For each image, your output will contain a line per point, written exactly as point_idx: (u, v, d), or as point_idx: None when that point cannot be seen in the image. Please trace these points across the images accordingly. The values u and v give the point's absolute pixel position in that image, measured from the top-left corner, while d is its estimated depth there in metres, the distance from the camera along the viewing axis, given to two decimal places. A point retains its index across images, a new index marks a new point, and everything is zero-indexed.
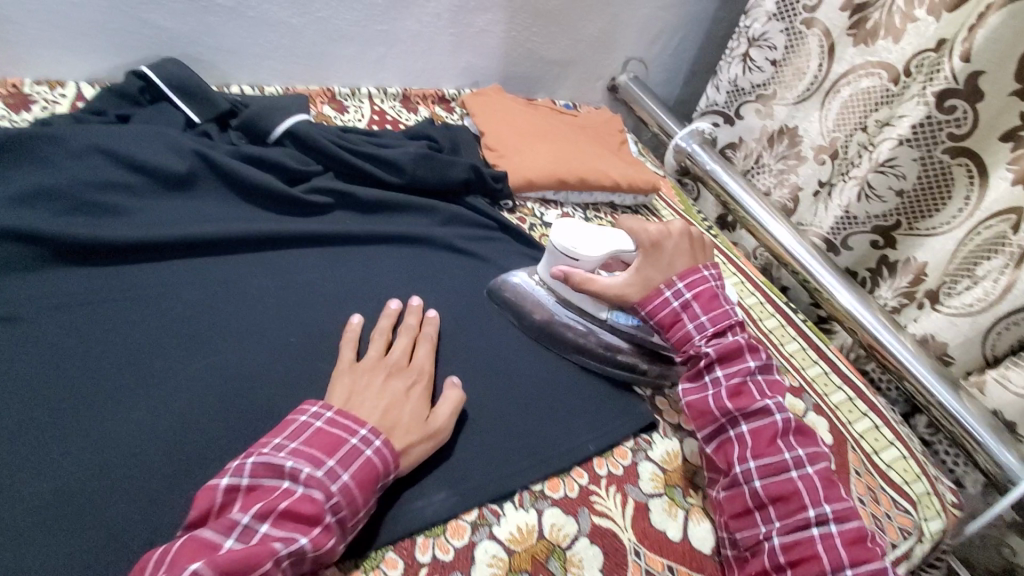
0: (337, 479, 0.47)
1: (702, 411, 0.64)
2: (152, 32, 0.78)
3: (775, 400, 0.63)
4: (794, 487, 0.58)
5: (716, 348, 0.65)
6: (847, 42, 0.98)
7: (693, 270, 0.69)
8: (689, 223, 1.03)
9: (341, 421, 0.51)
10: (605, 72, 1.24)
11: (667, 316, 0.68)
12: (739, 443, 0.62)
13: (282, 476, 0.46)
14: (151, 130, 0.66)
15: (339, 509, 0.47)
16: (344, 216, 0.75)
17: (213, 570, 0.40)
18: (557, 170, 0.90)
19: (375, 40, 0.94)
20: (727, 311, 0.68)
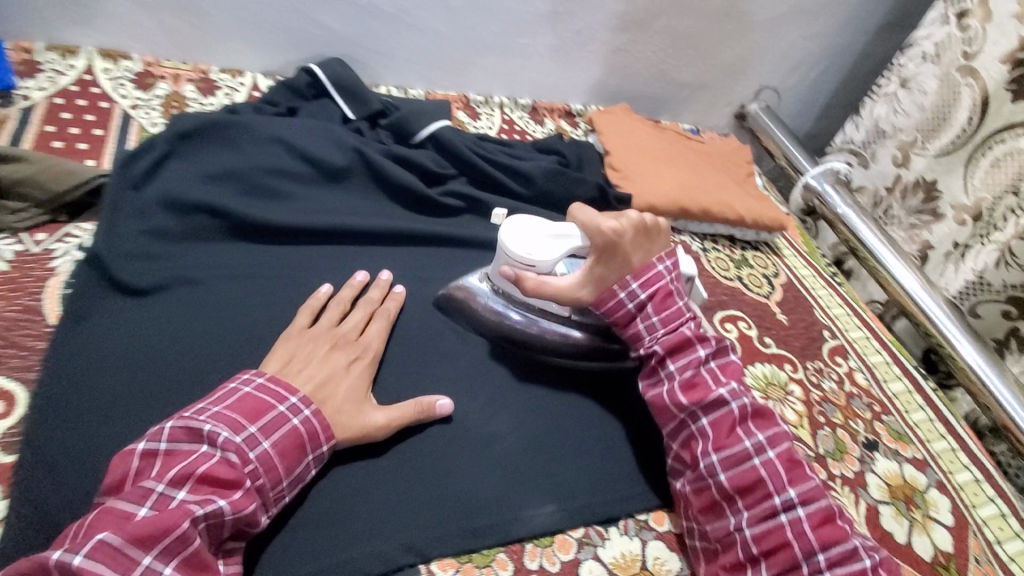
0: (256, 446, 0.46)
1: (661, 409, 0.59)
2: (324, 32, 0.86)
3: (729, 387, 0.57)
4: (758, 476, 0.53)
5: (663, 344, 0.59)
6: (1006, 97, 0.89)
7: (649, 264, 0.61)
8: (812, 266, 0.98)
9: (265, 386, 0.50)
10: (734, 99, 1.20)
11: (621, 315, 0.61)
12: (700, 437, 0.56)
13: (199, 439, 0.45)
14: (320, 126, 0.72)
15: (257, 475, 0.45)
16: (473, 220, 0.78)
17: (123, 535, 0.38)
18: (680, 197, 0.89)
19: (517, 52, 0.97)
20: (682, 308, 0.61)
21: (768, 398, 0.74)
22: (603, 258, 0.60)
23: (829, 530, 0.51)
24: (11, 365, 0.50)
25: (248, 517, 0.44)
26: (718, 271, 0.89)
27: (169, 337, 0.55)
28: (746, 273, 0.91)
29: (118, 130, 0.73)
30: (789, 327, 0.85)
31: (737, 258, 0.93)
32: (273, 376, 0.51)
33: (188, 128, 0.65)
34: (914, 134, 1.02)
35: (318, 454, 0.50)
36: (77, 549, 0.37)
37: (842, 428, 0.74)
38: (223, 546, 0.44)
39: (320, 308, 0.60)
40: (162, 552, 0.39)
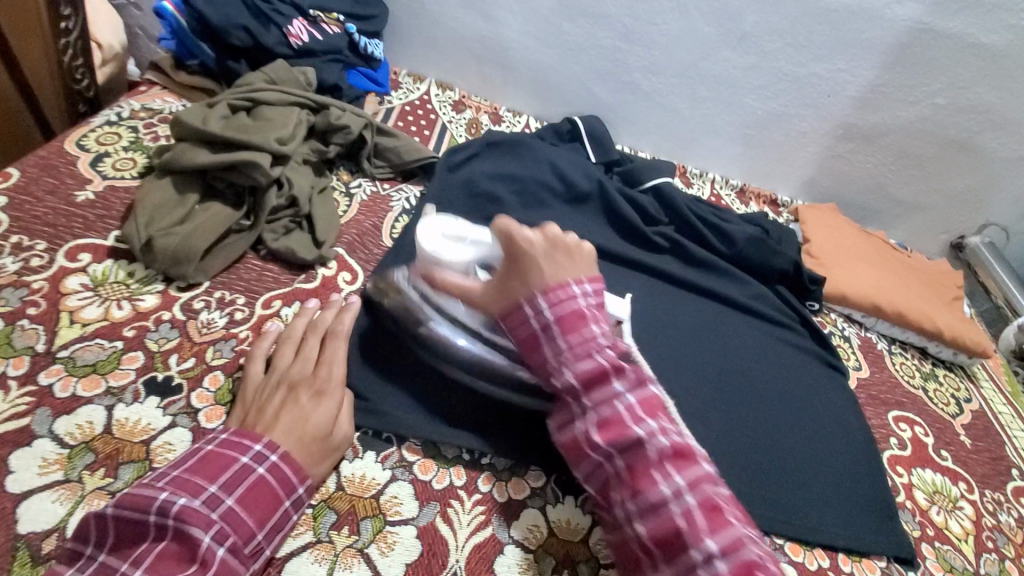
0: (218, 506, 0.44)
1: (577, 452, 0.53)
2: (589, 97, 1.11)
3: (647, 426, 0.50)
4: (674, 527, 0.47)
5: (576, 370, 0.53)
6: None
7: (563, 285, 0.57)
8: (1013, 406, 0.93)
9: (226, 448, 0.47)
10: (955, 229, 1.19)
11: (525, 334, 0.57)
12: (618, 483, 0.51)
13: (147, 511, 0.42)
14: (577, 160, 0.94)
15: (224, 537, 0.43)
16: (673, 260, 0.91)
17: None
18: (872, 295, 0.93)
19: (741, 140, 1.11)
20: (592, 331, 0.55)
21: (934, 503, 0.72)
22: (510, 270, 0.58)
23: None
24: (359, 257, 0.73)
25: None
26: (904, 376, 0.89)
27: None
28: (933, 388, 0.89)
29: (438, 135, 1.02)
30: (973, 452, 0.81)
31: (926, 370, 0.92)
32: (237, 439, 0.48)
33: (495, 139, 0.91)
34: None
35: (294, 500, 0.48)
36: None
37: (1012, 561, 0.69)
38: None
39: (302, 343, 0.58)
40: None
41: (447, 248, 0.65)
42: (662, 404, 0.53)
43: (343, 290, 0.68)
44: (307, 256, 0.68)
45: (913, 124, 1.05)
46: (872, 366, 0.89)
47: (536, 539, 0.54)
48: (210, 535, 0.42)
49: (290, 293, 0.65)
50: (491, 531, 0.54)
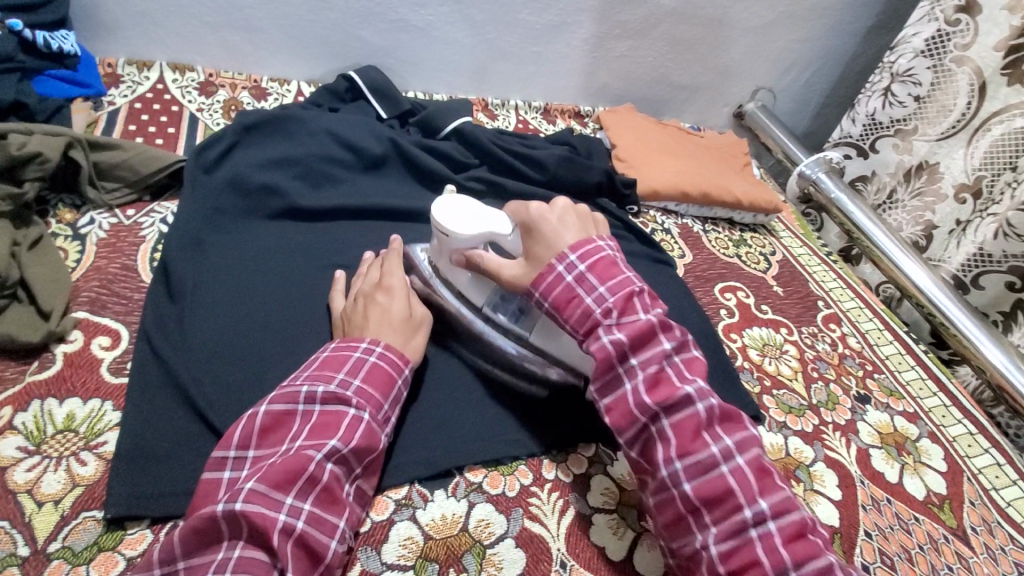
0: (350, 385, 0.53)
1: (644, 452, 0.52)
2: (359, 46, 0.99)
3: (721, 440, 0.50)
4: (752, 555, 0.46)
5: (625, 333, 0.53)
6: (1001, 82, 0.92)
7: (587, 239, 0.58)
8: (808, 246, 1.05)
9: (338, 349, 0.56)
10: (732, 100, 1.30)
11: (562, 294, 0.56)
12: (684, 494, 0.50)
13: (297, 401, 0.51)
14: (361, 122, 0.84)
15: (364, 407, 0.52)
16: (492, 202, 0.88)
17: (264, 482, 0.45)
18: (679, 183, 0.99)
19: (529, 60, 1.09)
20: (649, 318, 0.54)
21: (764, 355, 0.81)
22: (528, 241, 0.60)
23: None
24: (114, 311, 0.61)
25: (365, 443, 0.51)
26: (719, 249, 0.97)
27: (235, 293, 0.65)
28: (745, 251, 0.99)
29: (188, 130, 0.85)
30: (784, 297, 0.92)
31: (736, 238, 1.01)
32: (344, 344, 0.56)
33: (250, 122, 0.77)
34: (917, 123, 1.04)
35: (405, 376, 0.57)
36: (234, 498, 0.44)
37: (834, 382, 0.79)
38: (356, 479, 0.51)
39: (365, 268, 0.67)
40: (298, 492, 0.46)
41: (461, 224, 0.63)
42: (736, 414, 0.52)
43: (102, 360, 0.57)
44: (33, 337, 0.55)
45: (674, 9, 1.10)
46: (693, 250, 0.95)
47: (413, 551, 0.52)
48: (354, 404, 0.52)
49: (21, 393, 0.53)
50: (361, 566, 0.50)
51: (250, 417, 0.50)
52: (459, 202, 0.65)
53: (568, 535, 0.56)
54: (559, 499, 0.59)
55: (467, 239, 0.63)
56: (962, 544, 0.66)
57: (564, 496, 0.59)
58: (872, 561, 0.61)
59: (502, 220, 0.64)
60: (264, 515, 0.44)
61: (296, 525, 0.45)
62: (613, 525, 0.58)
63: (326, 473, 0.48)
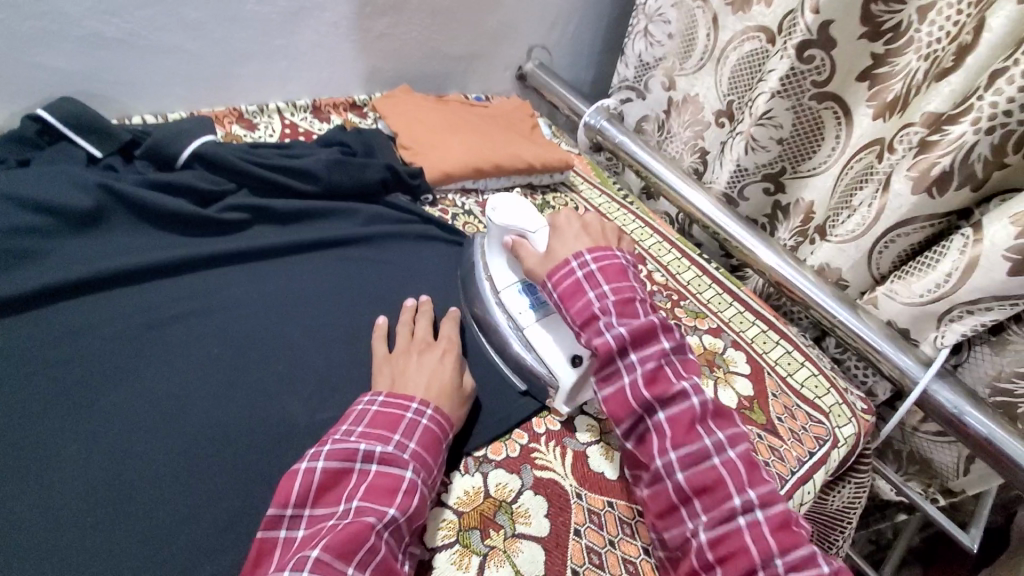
0: (406, 448, 0.53)
1: (620, 405, 0.58)
2: (44, 76, 0.79)
3: (691, 381, 0.58)
4: (717, 475, 0.54)
5: (610, 288, 0.62)
6: (727, 11, 0.99)
7: (604, 249, 0.65)
8: (607, 193, 1.09)
9: (390, 405, 0.56)
10: (511, 63, 1.29)
11: (569, 286, 0.63)
12: (658, 434, 0.56)
13: (354, 460, 0.51)
14: (54, 170, 0.66)
15: (417, 470, 0.52)
16: (262, 229, 0.78)
17: (329, 550, 0.44)
18: (471, 160, 0.95)
19: (277, 55, 0.97)
20: (634, 286, 0.63)
21: None
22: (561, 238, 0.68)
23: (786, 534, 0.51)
24: None
25: (417, 511, 0.51)
26: None
27: None
28: (549, 214, 0.99)
29: None
30: None
31: (539, 202, 1.01)
32: (398, 399, 0.56)
33: None
34: (674, 59, 1.11)
35: (448, 439, 0.58)
36: (297, 566, 0.43)
37: None
38: (406, 551, 0.51)
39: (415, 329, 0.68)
40: (359, 562, 0.45)
41: (501, 212, 0.70)
42: (697, 365, 0.61)
43: None
44: None
45: None
46: None
47: None
48: (410, 468, 0.52)
49: None
50: None
51: (308, 473, 0.49)
52: (509, 198, 0.72)
53: None
54: None
55: (502, 229, 0.71)
56: (772, 437, 0.73)
57: None
58: None
59: (540, 223, 0.70)
60: None
61: None
62: (456, 558, 0.54)
63: (384, 544, 0.47)
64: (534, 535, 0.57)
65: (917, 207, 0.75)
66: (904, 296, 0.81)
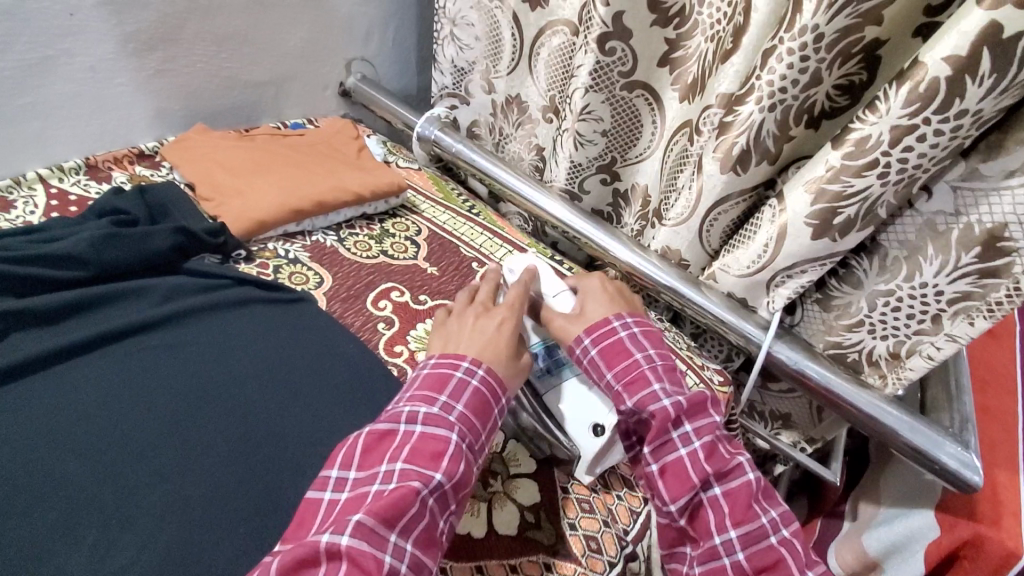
0: (452, 410, 0.57)
1: (679, 478, 0.60)
2: None
3: (745, 460, 0.62)
4: (777, 557, 0.56)
5: (653, 351, 0.67)
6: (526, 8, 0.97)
7: (639, 314, 0.72)
8: (450, 208, 1.04)
9: (440, 367, 0.61)
10: (331, 80, 1.19)
11: (609, 344, 0.67)
12: (715, 509, 0.59)
13: (399, 422, 0.56)
14: None
15: (461, 433, 0.56)
16: (18, 337, 0.64)
17: (370, 516, 0.48)
18: (285, 201, 0.85)
19: (25, 117, 0.82)
20: (670, 353, 0.69)
21: None
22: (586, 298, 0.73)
23: None
24: None
25: (463, 477, 0.55)
26: (358, 254, 0.88)
27: None
28: (389, 244, 0.92)
29: None
30: (440, 277, 0.89)
31: (377, 233, 0.93)
32: (454, 363, 0.61)
33: None
34: (484, 62, 1.09)
35: (499, 405, 0.61)
36: (340, 530, 0.47)
37: None
38: (448, 517, 0.54)
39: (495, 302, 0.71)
40: (400, 530, 0.49)
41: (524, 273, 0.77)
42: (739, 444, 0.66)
43: None
44: None
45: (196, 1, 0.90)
46: (331, 269, 0.85)
47: None
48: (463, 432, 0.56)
49: None
50: None
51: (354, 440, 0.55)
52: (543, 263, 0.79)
53: None
54: None
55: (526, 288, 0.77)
56: None
57: None
58: (574, 516, 0.66)
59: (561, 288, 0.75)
60: (365, 553, 0.47)
61: (397, 565, 0.48)
62: None
63: (423, 514, 0.51)
64: None
65: (728, 184, 0.78)
66: (736, 270, 0.84)
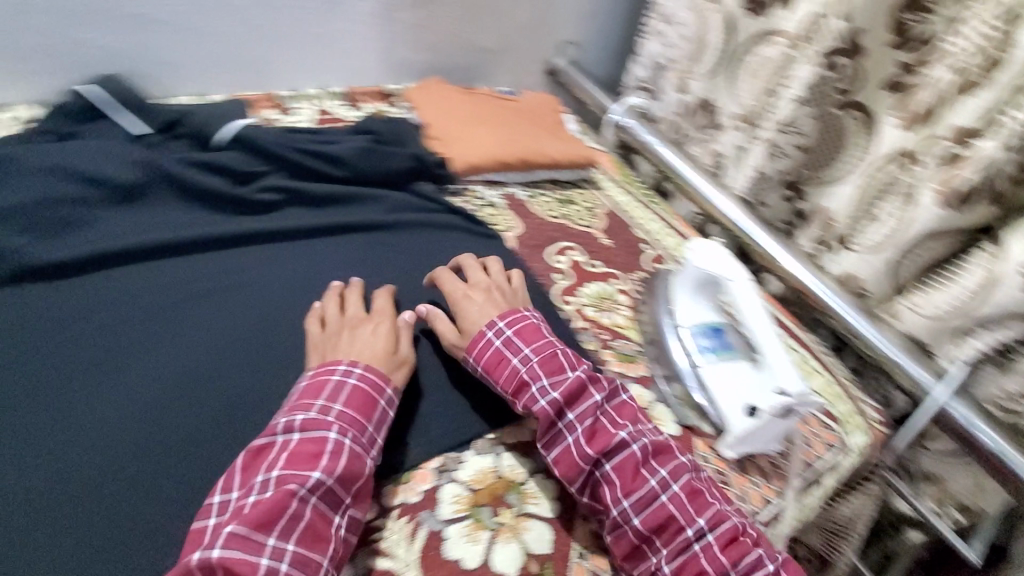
0: (330, 411, 0.53)
1: (569, 465, 0.59)
2: (90, 50, 0.83)
3: (628, 429, 0.60)
4: (668, 512, 0.56)
5: (530, 347, 0.63)
6: (745, 14, 0.99)
7: (512, 310, 0.67)
8: (629, 192, 1.10)
9: (317, 376, 0.56)
10: (541, 58, 1.30)
11: (490, 356, 0.63)
12: (607, 485, 0.58)
13: (274, 433, 0.52)
14: (100, 146, 0.70)
15: (344, 431, 0.52)
16: (293, 211, 0.79)
17: (244, 525, 0.45)
18: (497, 153, 0.97)
19: (312, 43, 0.99)
20: (551, 340, 0.64)
21: (600, 310, 0.83)
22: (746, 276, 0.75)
23: (737, 548, 0.55)
24: None
25: (350, 470, 0.51)
26: (544, 212, 0.97)
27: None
28: (571, 210, 1.00)
29: None
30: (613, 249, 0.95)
31: (562, 198, 1.02)
32: (324, 369, 0.57)
33: None
34: (685, 62, 1.11)
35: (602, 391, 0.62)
36: (210, 546, 0.44)
37: None
38: (347, 509, 0.51)
39: (344, 298, 0.67)
40: (280, 531, 0.47)
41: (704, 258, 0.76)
42: (631, 408, 0.63)
43: None
44: None
45: None
46: (521, 219, 0.94)
47: None
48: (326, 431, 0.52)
49: None
50: None
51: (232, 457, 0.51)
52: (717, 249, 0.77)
53: (421, 560, 0.53)
54: (408, 523, 0.55)
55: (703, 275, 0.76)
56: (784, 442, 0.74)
57: (414, 518, 0.56)
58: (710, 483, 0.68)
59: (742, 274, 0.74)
60: (246, 559, 0.45)
61: (278, 566, 0.46)
62: (467, 531, 0.56)
63: (309, 508, 0.48)
64: (544, 515, 0.59)
65: (942, 220, 0.77)
66: (927, 310, 0.82)
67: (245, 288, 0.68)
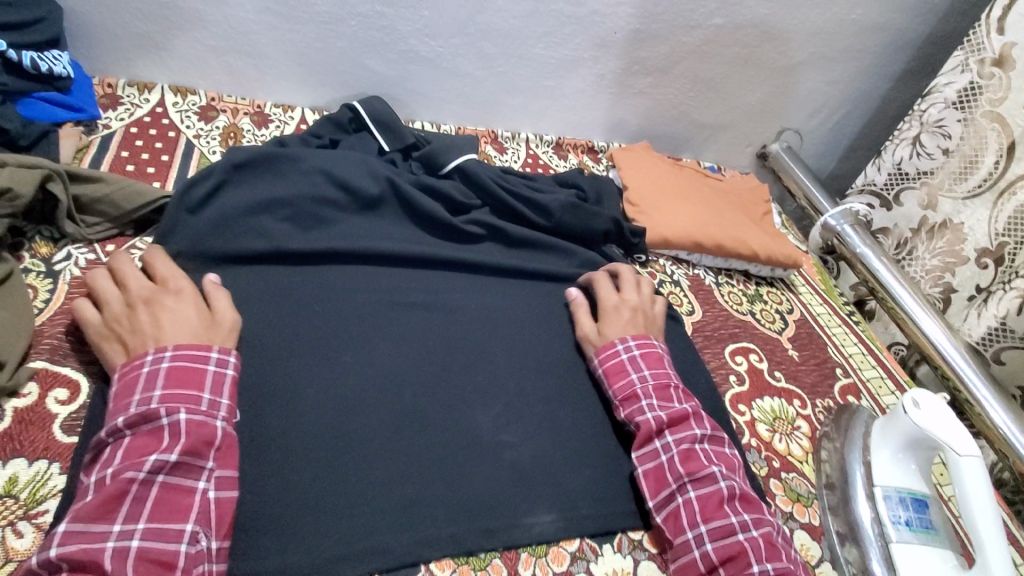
0: (153, 389, 0.51)
1: (657, 478, 0.61)
2: (365, 72, 0.96)
3: (722, 469, 0.61)
4: (741, 547, 0.55)
5: (653, 371, 0.68)
6: None
7: (644, 336, 0.73)
8: (828, 304, 0.99)
9: (126, 371, 0.52)
10: (756, 140, 1.24)
11: (615, 365, 0.69)
12: (685, 508, 0.58)
13: (149, 416, 0.49)
14: (357, 158, 0.80)
15: (172, 408, 0.50)
16: (491, 247, 0.84)
17: (80, 519, 0.43)
18: (693, 233, 0.93)
19: (542, 94, 1.05)
20: (668, 371, 0.69)
21: (774, 431, 0.75)
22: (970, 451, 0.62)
23: None
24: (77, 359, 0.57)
25: (196, 437, 0.49)
26: (730, 304, 0.91)
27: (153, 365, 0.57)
28: (759, 308, 0.92)
29: (182, 158, 0.82)
30: (799, 363, 0.85)
31: (751, 292, 0.95)
32: (131, 363, 0.53)
33: (243, 159, 0.74)
34: (945, 177, 0.99)
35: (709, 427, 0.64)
36: (46, 546, 0.42)
37: None
38: (210, 474, 0.50)
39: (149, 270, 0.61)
40: (126, 515, 0.45)
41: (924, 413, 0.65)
42: (731, 461, 0.64)
43: (56, 416, 0.53)
44: None
45: (700, 47, 1.05)
46: (702, 305, 0.89)
47: None
48: (164, 414, 0.49)
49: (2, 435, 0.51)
50: None
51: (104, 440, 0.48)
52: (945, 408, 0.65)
53: None
54: None
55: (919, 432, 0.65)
56: None
57: None
58: None
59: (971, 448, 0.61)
60: (86, 548, 0.42)
61: (130, 545, 0.44)
62: None
63: (155, 487, 0.47)
64: None
65: None
66: None
67: (442, 313, 0.73)
